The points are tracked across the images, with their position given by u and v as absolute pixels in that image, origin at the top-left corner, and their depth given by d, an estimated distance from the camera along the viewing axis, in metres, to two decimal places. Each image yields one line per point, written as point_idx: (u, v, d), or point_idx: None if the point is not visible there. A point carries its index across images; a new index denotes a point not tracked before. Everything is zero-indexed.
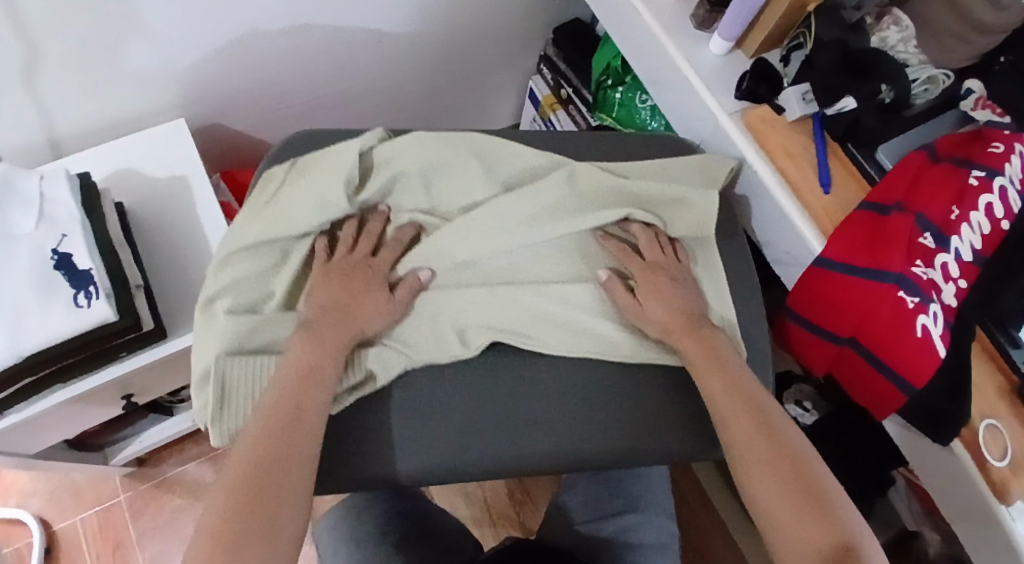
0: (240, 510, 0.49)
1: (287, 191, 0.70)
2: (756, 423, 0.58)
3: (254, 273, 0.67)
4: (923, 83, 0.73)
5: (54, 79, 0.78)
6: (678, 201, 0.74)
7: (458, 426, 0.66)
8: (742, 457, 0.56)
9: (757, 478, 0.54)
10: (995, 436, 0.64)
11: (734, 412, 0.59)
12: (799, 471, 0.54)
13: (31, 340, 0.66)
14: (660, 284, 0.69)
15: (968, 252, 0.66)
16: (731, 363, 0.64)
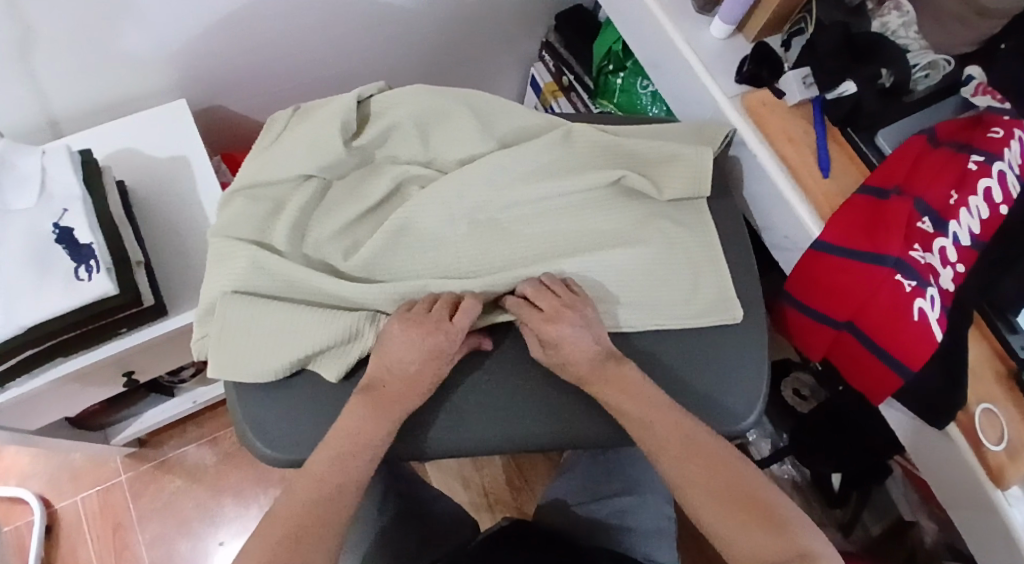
0: (313, 531, 0.55)
1: (288, 135, 0.71)
2: (695, 452, 0.58)
3: (253, 214, 0.69)
4: (923, 69, 0.73)
5: (55, 57, 0.79)
6: (672, 157, 0.74)
7: (450, 403, 0.68)
8: (686, 486, 0.57)
9: (709, 512, 0.56)
10: (992, 420, 0.64)
11: (666, 439, 0.59)
12: (742, 492, 0.56)
13: (32, 313, 0.67)
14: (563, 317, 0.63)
15: (966, 237, 0.66)
16: (648, 389, 0.62)
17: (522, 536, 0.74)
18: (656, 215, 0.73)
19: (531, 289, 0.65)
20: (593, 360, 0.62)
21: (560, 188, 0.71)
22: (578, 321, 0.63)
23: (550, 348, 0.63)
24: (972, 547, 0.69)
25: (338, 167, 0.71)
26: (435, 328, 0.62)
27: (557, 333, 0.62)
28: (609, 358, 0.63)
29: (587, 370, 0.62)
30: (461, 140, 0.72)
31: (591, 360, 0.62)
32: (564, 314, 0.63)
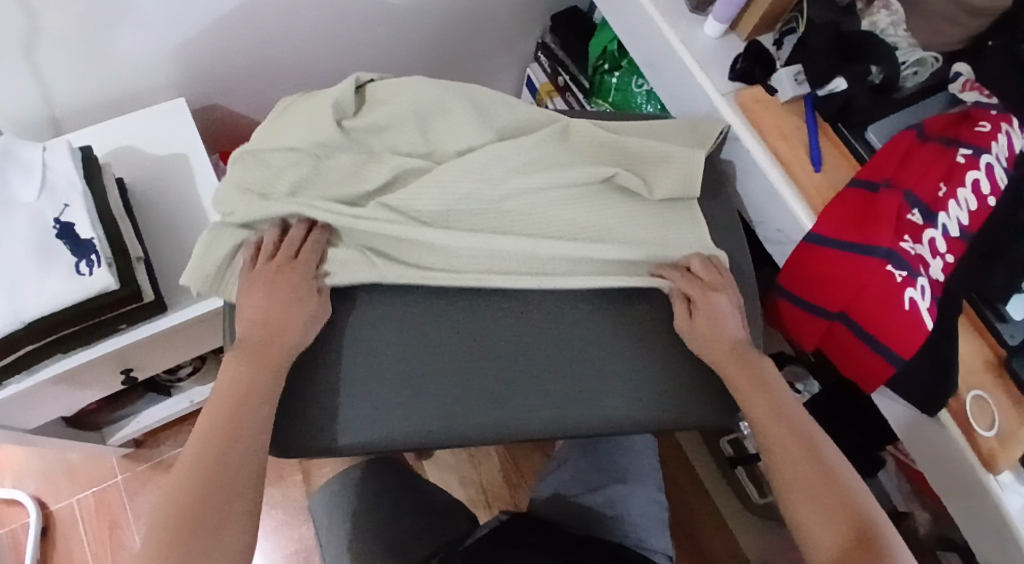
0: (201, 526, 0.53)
1: (297, 110, 0.73)
2: (804, 450, 0.60)
3: (259, 176, 0.69)
4: (912, 66, 0.74)
5: (56, 55, 0.79)
6: (666, 158, 0.74)
7: (427, 395, 0.67)
8: (781, 478, 0.60)
9: (801, 502, 0.58)
10: (982, 407, 0.66)
11: (776, 430, 0.62)
12: (833, 490, 0.58)
13: (33, 307, 0.67)
14: (713, 287, 0.70)
15: (955, 228, 0.67)
16: (777, 388, 0.65)
17: (521, 526, 0.74)
18: (651, 213, 0.74)
19: (693, 263, 0.71)
20: (734, 338, 0.68)
21: (551, 180, 0.72)
22: (733, 303, 0.70)
23: (701, 315, 0.69)
24: (966, 533, 0.71)
25: (339, 150, 0.71)
26: (283, 268, 0.66)
27: (715, 299, 0.69)
28: (746, 346, 0.68)
29: (726, 346, 0.68)
30: (459, 133, 0.73)
31: (733, 336, 0.68)
32: (721, 286, 0.70)
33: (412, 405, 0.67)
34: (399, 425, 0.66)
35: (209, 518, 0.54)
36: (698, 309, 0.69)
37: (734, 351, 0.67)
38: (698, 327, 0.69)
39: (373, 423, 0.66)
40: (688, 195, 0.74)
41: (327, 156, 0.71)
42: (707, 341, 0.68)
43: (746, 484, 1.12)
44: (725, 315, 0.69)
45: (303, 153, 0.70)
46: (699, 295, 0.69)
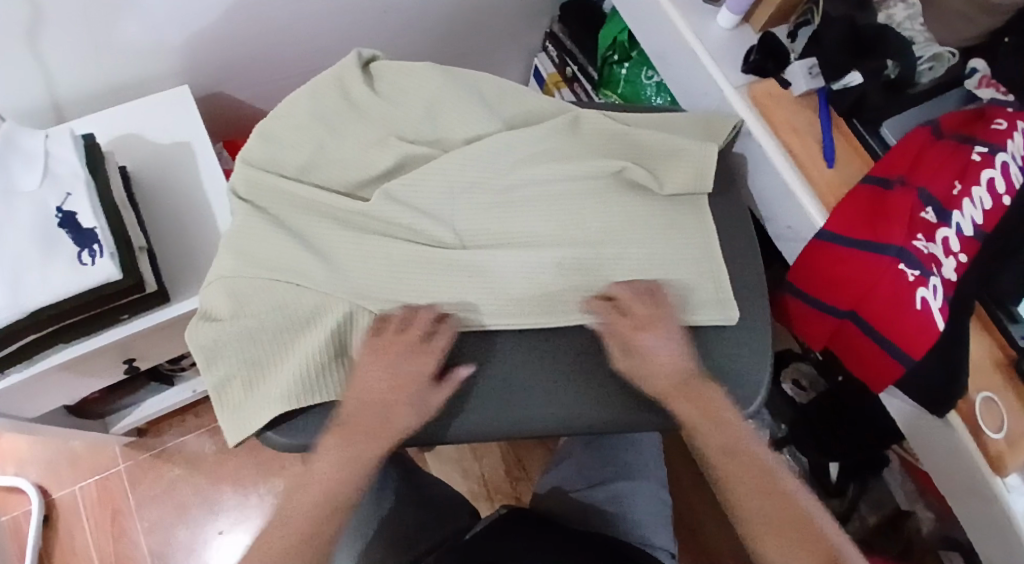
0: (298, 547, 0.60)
1: (311, 90, 0.72)
2: (756, 467, 0.64)
3: (273, 159, 0.70)
4: (928, 61, 0.72)
5: (59, 41, 0.78)
6: (677, 152, 0.73)
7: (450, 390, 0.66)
8: (742, 515, 0.62)
9: (758, 521, 0.61)
10: (991, 409, 0.65)
11: (714, 441, 0.64)
12: (800, 527, 0.60)
13: (35, 296, 0.66)
14: (644, 321, 0.66)
15: (969, 228, 0.66)
16: (719, 405, 0.65)
17: (524, 521, 0.74)
18: (660, 208, 0.73)
19: (622, 294, 0.67)
20: (682, 373, 0.65)
21: (557, 170, 0.71)
22: (671, 334, 0.66)
23: (626, 359, 0.65)
24: (970, 534, 0.70)
25: (348, 126, 0.72)
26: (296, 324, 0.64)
27: (644, 341, 0.65)
28: (692, 374, 0.65)
29: (671, 381, 0.65)
30: (467, 121, 0.72)
31: (671, 370, 0.65)
32: (652, 325, 0.65)
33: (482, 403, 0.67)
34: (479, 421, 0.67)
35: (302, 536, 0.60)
36: (628, 350, 0.66)
37: (682, 385, 0.65)
38: (636, 370, 0.66)
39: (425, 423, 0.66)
40: (699, 189, 0.73)
41: (336, 134, 0.71)
42: (646, 383, 0.65)
43: None
44: (660, 354, 0.65)
45: (313, 141, 0.70)
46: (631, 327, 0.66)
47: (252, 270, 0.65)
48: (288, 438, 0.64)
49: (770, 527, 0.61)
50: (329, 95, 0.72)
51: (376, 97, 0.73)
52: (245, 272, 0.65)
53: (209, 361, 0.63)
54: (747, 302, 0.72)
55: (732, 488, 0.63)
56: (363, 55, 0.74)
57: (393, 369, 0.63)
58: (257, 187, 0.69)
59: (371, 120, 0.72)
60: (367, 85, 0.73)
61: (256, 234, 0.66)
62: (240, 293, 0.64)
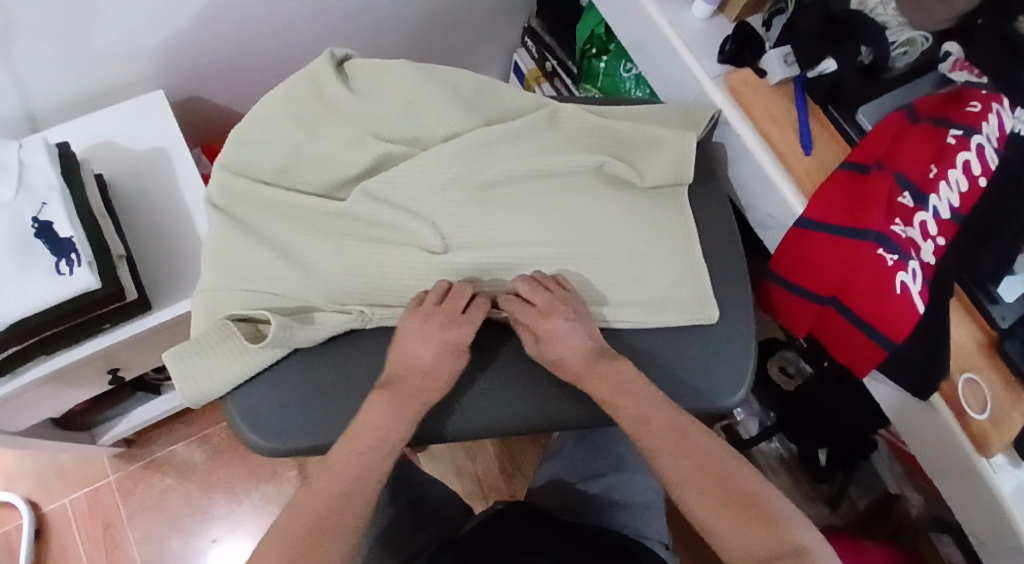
0: None
1: (288, 93, 0.71)
2: (741, 508, 0.54)
3: (253, 164, 0.70)
4: (902, 47, 0.73)
5: (28, 48, 0.77)
6: (655, 143, 0.73)
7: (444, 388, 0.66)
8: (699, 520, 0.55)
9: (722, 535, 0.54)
10: (974, 390, 0.66)
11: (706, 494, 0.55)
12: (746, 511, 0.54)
13: (15, 308, 0.65)
14: (553, 306, 0.64)
15: (946, 211, 0.66)
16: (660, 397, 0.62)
17: (519, 516, 0.73)
18: (641, 199, 0.73)
19: (523, 286, 0.66)
20: (586, 355, 0.63)
21: (538, 164, 0.71)
22: (572, 320, 0.64)
23: (544, 343, 0.64)
24: (958, 513, 0.71)
25: (324, 126, 0.71)
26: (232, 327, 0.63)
27: (549, 326, 0.63)
28: (597, 354, 0.63)
29: (578, 365, 0.63)
30: (445, 117, 0.72)
31: (579, 352, 0.63)
32: (556, 308, 0.64)
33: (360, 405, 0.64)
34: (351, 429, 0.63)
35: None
36: (540, 338, 0.64)
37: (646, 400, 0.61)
38: (546, 357, 0.64)
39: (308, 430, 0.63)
40: (681, 180, 0.73)
41: (312, 135, 0.71)
42: (558, 366, 0.64)
43: None
44: (568, 336, 0.63)
45: (289, 143, 0.70)
46: (546, 308, 0.64)
47: (226, 284, 0.65)
48: (256, 433, 0.63)
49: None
50: (303, 98, 0.71)
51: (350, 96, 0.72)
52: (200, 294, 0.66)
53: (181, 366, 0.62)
54: (728, 292, 0.72)
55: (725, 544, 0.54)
56: (335, 55, 0.73)
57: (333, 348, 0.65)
58: (231, 194, 0.69)
59: (346, 120, 0.72)
60: (341, 83, 0.72)
61: (234, 238, 0.66)
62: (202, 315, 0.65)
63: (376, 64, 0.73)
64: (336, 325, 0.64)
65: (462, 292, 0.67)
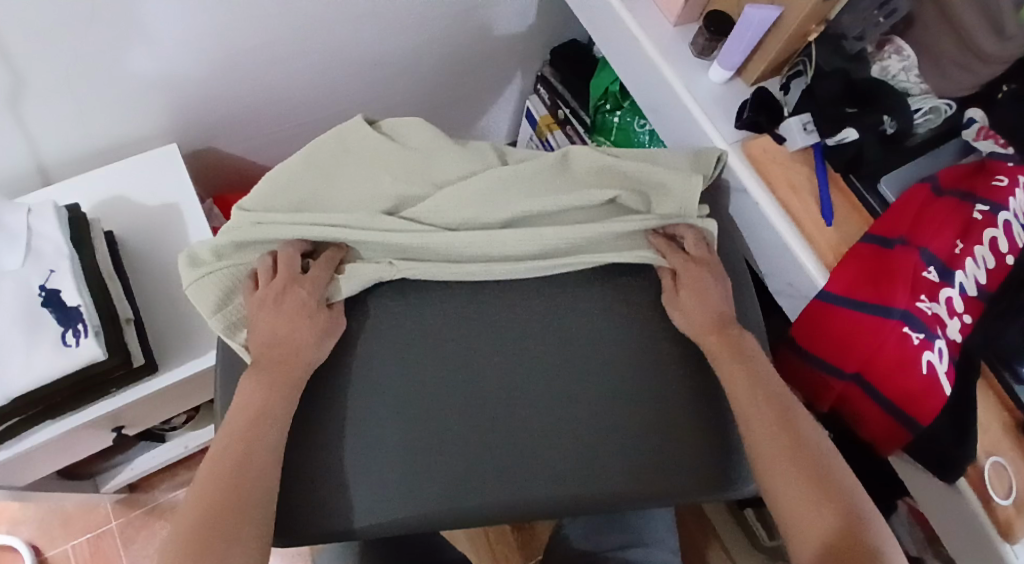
0: (229, 481, 0.55)
1: (317, 149, 0.71)
2: (777, 414, 0.61)
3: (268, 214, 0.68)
4: (925, 114, 0.72)
5: (40, 106, 0.77)
6: (661, 187, 0.73)
7: (457, 472, 0.63)
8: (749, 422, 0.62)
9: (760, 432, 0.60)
10: (1000, 474, 0.63)
11: (753, 405, 0.62)
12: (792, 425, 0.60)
13: (21, 381, 0.65)
14: (700, 281, 0.69)
15: (972, 287, 0.66)
16: (715, 288, 0.70)
17: None
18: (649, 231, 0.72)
19: (681, 233, 0.72)
20: (719, 311, 0.68)
21: (554, 202, 0.70)
22: (716, 279, 0.70)
23: (687, 290, 0.69)
24: None
25: (348, 188, 0.70)
26: (290, 281, 0.65)
27: (701, 275, 0.70)
28: (727, 321, 0.68)
29: (706, 321, 0.68)
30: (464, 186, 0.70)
31: (715, 311, 0.68)
32: (707, 266, 0.71)
33: (388, 485, 0.62)
34: (384, 511, 0.62)
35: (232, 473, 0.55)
36: (682, 280, 0.70)
37: (716, 324, 0.68)
38: (680, 305, 0.69)
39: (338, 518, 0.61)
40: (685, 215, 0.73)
41: (331, 193, 0.70)
42: (688, 316, 0.68)
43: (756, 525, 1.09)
44: (710, 284, 0.69)
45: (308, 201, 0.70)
46: (683, 269, 0.70)
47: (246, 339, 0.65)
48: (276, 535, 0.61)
49: (798, 485, 0.56)
50: (328, 154, 0.71)
51: (378, 158, 0.71)
52: (229, 263, 0.68)
53: (219, 306, 0.67)
54: None
55: (756, 445, 0.60)
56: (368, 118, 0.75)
57: (281, 304, 0.65)
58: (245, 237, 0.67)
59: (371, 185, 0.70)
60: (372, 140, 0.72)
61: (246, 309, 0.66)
62: (234, 282, 0.68)
63: (404, 122, 0.74)
64: (370, 276, 0.68)
65: (478, 363, 0.67)
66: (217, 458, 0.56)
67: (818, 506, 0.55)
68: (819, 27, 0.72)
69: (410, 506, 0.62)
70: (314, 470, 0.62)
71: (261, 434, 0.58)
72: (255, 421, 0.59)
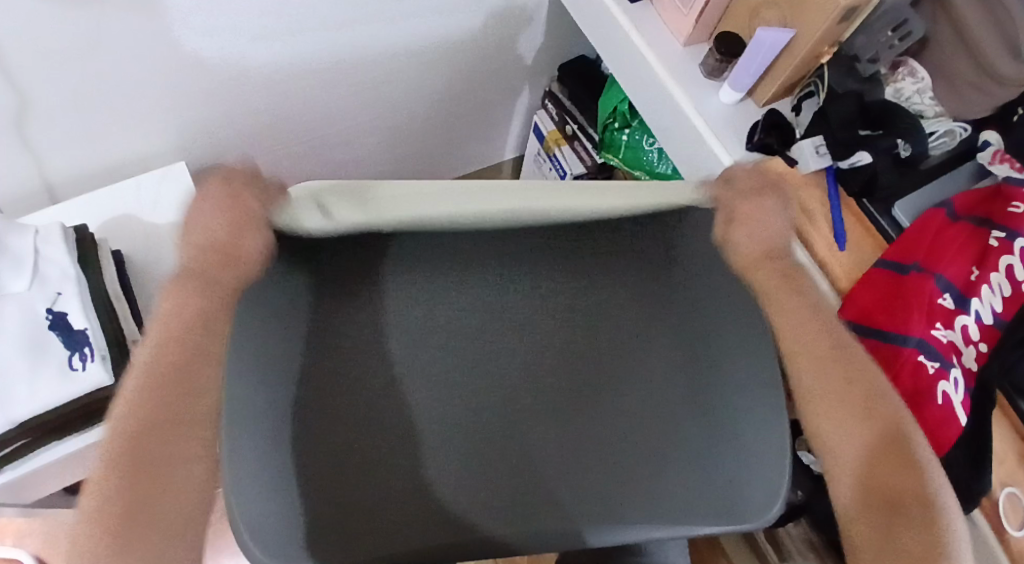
0: (158, 459, 0.45)
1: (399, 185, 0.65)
2: (837, 360, 0.57)
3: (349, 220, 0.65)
4: (941, 137, 0.72)
5: (48, 125, 0.76)
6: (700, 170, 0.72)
7: None
8: (804, 366, 0.58)
9: (819, 380, 0.57)
10: (1015, 505, 0.62)
11: (811, 347, 0.58)
12: (852, 372, 0.57)
13: (27, 406, 0.65)
14: (750, 214, 0.61)
15: (989, 315, 0.64)
16: (765, 218, 0.60)
17: None
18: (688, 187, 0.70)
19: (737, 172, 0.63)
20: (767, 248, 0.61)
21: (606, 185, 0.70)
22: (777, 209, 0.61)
23: (738, 223, 0.61)
24: None
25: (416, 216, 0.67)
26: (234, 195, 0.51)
27: (747, 212, 0.61)
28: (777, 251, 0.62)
29: (757, 251, 0.61)
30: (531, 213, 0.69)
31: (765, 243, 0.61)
32: (764, 193, 0.61)
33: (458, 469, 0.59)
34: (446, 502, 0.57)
35: (158, 456, 0.45)
36: (734, 217, 0.61)
37: (766, 256, 0.61)
38: (730, 237, 0.62)
39: (420, 519, 0.55)
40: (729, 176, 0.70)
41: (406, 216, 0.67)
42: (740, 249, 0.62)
43: (764, 545, 1.06)
44: (766, 205, 0.61)
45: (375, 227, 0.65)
46: (731, 200, 0.61)
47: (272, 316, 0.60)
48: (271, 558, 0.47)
49: (871, 456, 0.53)
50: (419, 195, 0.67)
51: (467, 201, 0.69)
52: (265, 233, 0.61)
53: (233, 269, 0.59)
54: None
55: (814, 395, 0.56)
56: None
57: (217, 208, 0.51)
58: None
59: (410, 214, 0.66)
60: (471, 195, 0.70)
61: None
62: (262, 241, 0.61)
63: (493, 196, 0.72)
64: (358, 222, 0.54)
65: (474, 360, 0.65)
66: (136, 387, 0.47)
67: (896, 477, 0.52)
68: (831, 50, 0.72)
69: (472, 506, 0.56)
70: (355, 464, 0.56)
71: (190, 355, 0.49)
72: (182, 351, 0.49)
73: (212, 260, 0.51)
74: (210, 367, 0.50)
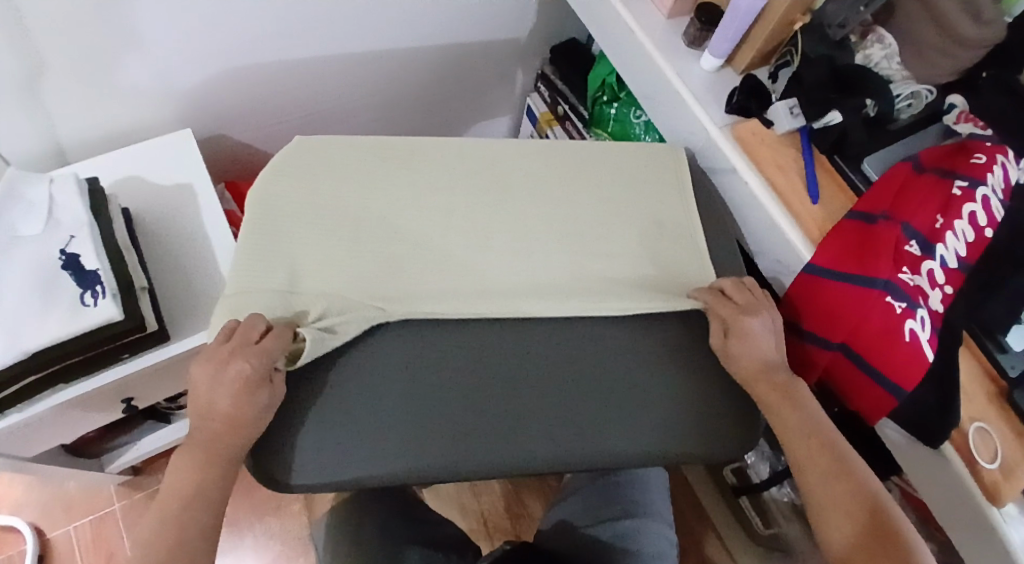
0: None
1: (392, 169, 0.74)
2: (833, 465, 0.62)
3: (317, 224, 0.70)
4: (907, 99, 0.75)
5: (63, 87, 0.80)
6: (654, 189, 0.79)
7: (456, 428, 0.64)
8: (801, 470, 0.63)
9: (822, 493, 0.62)
10: (985, 439, 0.65)
11: (809, 458, 0.63)
12: (848, 481, 0.62)
13: (37, 338, 0.67)
14: (742, 338, 0.67)
15: (954, 260, 0.68)
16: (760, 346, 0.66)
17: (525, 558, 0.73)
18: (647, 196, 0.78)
19: (725, 286, 0.71)
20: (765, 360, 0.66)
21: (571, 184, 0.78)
22: (766, 326, 0.68)
23: (735, 338, 0.67)
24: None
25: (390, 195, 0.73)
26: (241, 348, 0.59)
27: (748, 325, 0.67)
28: (779, 370, 0.67)
29: (754, 366, 0.66)
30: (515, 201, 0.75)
31: (762, 357, 0.66)
32: (755, 310, 0.68)
33: (354, 442, 0.62)
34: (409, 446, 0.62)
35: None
36: (732, 332, 0.67)
37: (761, 370, 0.66)
38: (728, 350, 0.67)
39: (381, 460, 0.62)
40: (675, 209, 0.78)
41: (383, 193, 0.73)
42: (736, 362, 0.67)
43: (747, 509, 1.10)
44: (759, 337, 0.67)
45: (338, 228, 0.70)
46: (732, 319, 0.67)
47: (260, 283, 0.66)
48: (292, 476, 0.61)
49: (860, 544, 0.60)
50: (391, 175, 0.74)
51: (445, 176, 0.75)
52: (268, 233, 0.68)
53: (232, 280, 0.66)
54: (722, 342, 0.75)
55: (815, 498, 0.62)
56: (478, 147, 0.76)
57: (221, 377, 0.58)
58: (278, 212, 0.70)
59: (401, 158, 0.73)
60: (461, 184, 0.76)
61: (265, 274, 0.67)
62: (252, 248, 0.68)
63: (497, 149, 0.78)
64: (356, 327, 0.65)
65: (468, 328, 0.67)
66: (155, 522, 0.57)
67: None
68: (803, 18, 0.77)
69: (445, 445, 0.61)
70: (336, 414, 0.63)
71: (202, 486, 0.58)
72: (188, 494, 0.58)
73: (222, 429, 0.58)
74: (203, 507, 0.58)
